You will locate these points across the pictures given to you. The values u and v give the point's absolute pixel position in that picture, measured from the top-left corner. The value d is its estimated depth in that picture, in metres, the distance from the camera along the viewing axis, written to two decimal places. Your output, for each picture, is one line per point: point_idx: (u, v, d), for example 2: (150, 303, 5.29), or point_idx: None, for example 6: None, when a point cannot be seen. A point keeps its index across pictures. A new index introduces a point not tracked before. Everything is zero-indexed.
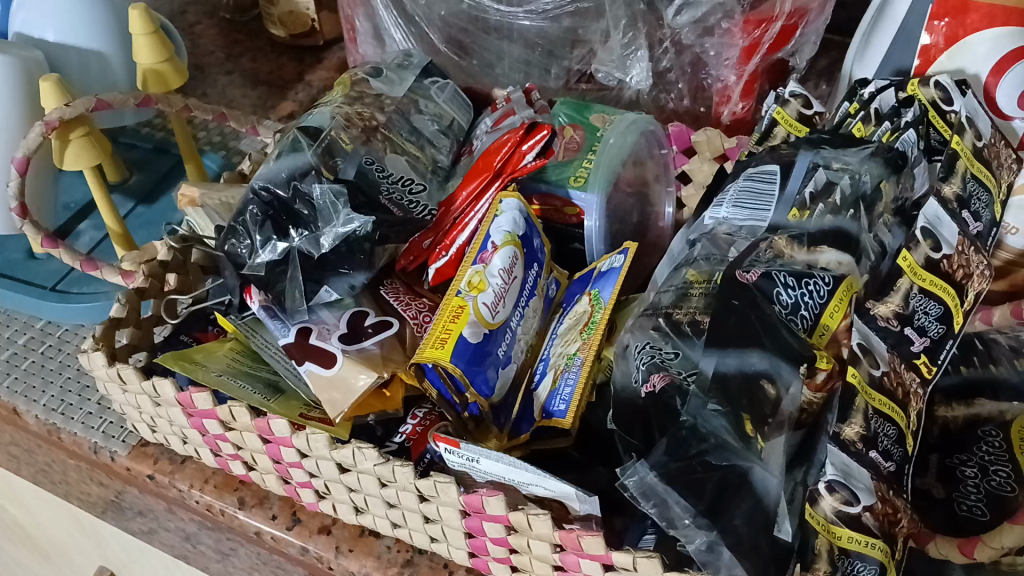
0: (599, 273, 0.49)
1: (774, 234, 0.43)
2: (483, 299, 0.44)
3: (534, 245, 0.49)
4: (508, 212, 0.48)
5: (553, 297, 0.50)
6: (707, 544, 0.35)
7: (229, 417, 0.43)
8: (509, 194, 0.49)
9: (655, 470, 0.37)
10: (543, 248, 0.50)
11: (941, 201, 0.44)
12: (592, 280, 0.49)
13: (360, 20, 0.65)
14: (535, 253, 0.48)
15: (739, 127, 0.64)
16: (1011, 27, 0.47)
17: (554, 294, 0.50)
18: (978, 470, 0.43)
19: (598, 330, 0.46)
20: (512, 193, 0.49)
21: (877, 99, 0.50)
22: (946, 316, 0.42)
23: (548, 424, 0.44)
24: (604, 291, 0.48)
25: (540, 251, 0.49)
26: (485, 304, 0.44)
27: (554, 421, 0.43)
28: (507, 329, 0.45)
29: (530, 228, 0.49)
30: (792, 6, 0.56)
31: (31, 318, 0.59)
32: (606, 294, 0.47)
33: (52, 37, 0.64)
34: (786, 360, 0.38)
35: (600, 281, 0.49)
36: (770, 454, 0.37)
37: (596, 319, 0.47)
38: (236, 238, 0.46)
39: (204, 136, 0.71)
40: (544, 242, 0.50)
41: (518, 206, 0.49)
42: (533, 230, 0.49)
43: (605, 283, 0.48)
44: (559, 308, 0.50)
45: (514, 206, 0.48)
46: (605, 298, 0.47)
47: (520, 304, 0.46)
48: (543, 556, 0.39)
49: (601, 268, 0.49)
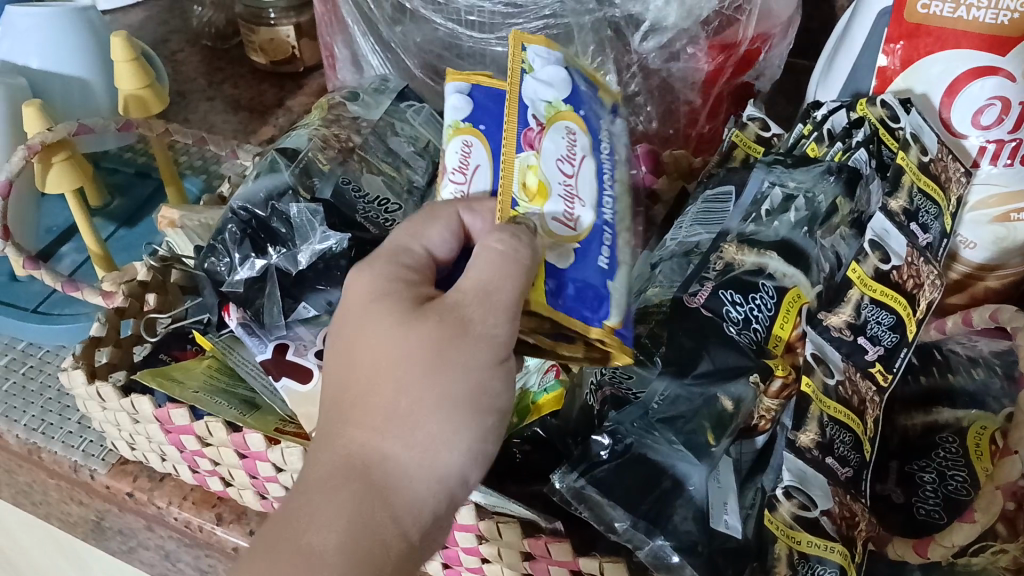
0: (569, 132, 0.44)
1: (725, 241, 0.45)
2: (451, 118, 0.44)
3: (537, 106, 0.43)
4: (528, 59, 0.44)
5: (608, 176, 0.45)
6: (655, 552, 0.38)
7: (205, 432, 0.44)
8: (533, 39, 0.45)
9: (588, 478, 0.39)
10: (550, 102, 0.44)
11: (888, 214, 0.45)
12: (580, 137, 0.44)
13: (340, 47, 0.67)
14: (535, 108, 0.43)
15: (705, 146, 0.65)
16: (963, 50, 0.48)
17: (609, 171, 0.46)
18: (936, 476, 0.44)
19: (514, 181, 0.41)
20: (541, 41, 0.45)
21: (829, 121, 0.52)
22: (899, 325, 0.43)
23: (608, 331, 0.40)
24: (518, 124, 0.42)
25: (579, 118, 0.45)
26: (453, 112, 0.45)
27: (599, 329, 0.40)
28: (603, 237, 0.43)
29: (582, 92, 0.46)
30: (755, 31, 0.59)
31: (13, 338, 0.60)
32: (523, 147, 0.41)
33: (36, 64, 0.65)
34: (732, 375, 0.41)
35: (529, 121, 0.42)
36: (721, 471, 0.41)
37: (531, 182, 0.41)
38: (215, 256, 0.49)
39: (186, 160, 0.72)
40: (516, 53, 0.44)
41: (561, 58, 0.45)
42: (519, 89, 0.43)
43: (521, 103, 0.43)
44: (575, 229, 0.42)
45: (538, 54, 0.44)
46: (521, 154, 0.41)
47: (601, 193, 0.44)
48: (513, 564, 0.41)
49: (538, 120, 0.43)
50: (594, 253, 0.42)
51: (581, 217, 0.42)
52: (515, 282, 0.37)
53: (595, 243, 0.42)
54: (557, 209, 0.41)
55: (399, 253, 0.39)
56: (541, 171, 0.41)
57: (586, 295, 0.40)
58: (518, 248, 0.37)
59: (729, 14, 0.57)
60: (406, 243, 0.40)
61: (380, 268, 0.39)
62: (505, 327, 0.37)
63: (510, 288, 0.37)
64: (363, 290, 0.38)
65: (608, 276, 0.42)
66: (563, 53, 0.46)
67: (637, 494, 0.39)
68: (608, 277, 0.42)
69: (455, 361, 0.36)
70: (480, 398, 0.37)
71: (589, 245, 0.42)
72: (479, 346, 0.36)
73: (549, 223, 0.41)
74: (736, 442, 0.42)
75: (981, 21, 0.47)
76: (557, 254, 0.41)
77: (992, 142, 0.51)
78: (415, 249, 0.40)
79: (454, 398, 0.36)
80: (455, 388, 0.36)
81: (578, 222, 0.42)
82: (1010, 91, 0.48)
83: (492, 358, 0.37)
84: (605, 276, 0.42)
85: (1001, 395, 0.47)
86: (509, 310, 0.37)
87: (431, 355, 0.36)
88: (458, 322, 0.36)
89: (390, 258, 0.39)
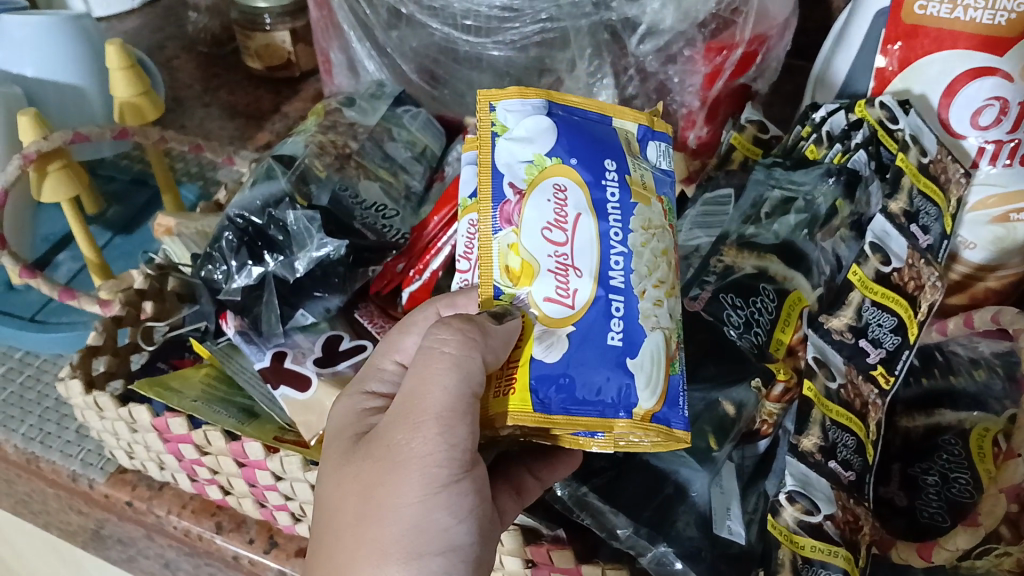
0: (559, 189, 0.37)
1: (724, 244, 0.46)
2: (463, 194, 0.43)
3: (514, 170, 0.37)
4: (498, 118, 0.39)
5: (619, 227, 0.37)
6: (658, 558, 0.37)
7: (204, 441, 0.44)
8: (503, 96, 0.39)
9: (587, 485, 0.39)
10: (532, 161, 0.37)
11: (888, 216, 0.45)
12: (574, 192, 0.37)
13: (335, 52, 0.67)
14: (513, 173, 0.37)
15: (704, 151, 0.65)
16: (960, 50, 0.48)
17: (622, 220, 0.37)
18: (939, 478, 0.45)
19: (496, 267, 0.36)
20: (515, 93, 0.39)
21: (828, 122, 0.51)
22: (900, 327, 0.43)
23: (642, 419, 0.34)
24: (494, 202, 0.37)
25: (574, 169, 0.37)
26: (466, 187, 0.43)
27: (627, 419, 0.34)
28: (613, 309, 0.35)
29: (578, 128, 0.39)
30: (752, 34, 0.58)
31: (10, 348, 0.59)
32: (500, 225, 0.37)
33: (31, 72, 0.65)
34: (737, 379, 0.40)
35: (506, 192, 0.37)
36: (723, 477, 0.41)
37: (515, 263, 0.36)
38: (213, 263, 0.49)
39: (182, 167, 0.72)
40: (484, 117, 0.39)
41: (542, 105, 0.39)
42: (492, 158, 0.38)
43: (495, 173, 0.38)
44: (574, 305, 0.35)
45: (511, 109, 0.39)
46: (499, 233, 0.37)
47: (607, 248, 0.36)
48: (516, 572, 0.41)
49: (517, 188, 0.37)
50: (600, 331, 0.35)
51: (580, 291, 0.35)
52: (448, 387, 0.33)
53: (600, 321, 0.35)
54: (549, 288, 0.35)
55: (371, 378, 0.39)
56: (522, 249, 0.36)
57: (603, 386, 0.34)
58: (464, 344, 0.33)
59: (725, 16, 0.57)
60: (379, 364, 0.39)
61: (352, 402, 0.38)
62: (439, 444, 0.33)
63: (441, 394, 0.33)
64: (333, 425, 0.38)
65: (626, 354, 0.35)
66: (547, 98, 0.39)
67: (638, 502, 0.38)
68: (626, 356, 0.35)
69: (386, 492, 0.33)
70: (423, 533, 0.33)
71: (591, 327, 0.35)
72: (408, 470, 0.33)
73: (541, 305, 0.35)
74: (739, 446, 0.42)
75: (978, 22, 0.47)
76: (545, 344, 0.35)
77: (990, 143, 0.50)
78: (386, 368, 0.39)
79: (391, 535, 0.33)
80: (391, 521, 0.33)
81: (577, 297, 0.35)
82: (1007, 92, 0.48)
83: (428, 483, 0.32)
84: (620, 355, 0.35)
85: (1003, 397, 0.47)
86: (440, 421, 0.33)
87: (364, 487, 0.34)
88: (387, 447, 0.34)
89: (363, 387, 0.38)
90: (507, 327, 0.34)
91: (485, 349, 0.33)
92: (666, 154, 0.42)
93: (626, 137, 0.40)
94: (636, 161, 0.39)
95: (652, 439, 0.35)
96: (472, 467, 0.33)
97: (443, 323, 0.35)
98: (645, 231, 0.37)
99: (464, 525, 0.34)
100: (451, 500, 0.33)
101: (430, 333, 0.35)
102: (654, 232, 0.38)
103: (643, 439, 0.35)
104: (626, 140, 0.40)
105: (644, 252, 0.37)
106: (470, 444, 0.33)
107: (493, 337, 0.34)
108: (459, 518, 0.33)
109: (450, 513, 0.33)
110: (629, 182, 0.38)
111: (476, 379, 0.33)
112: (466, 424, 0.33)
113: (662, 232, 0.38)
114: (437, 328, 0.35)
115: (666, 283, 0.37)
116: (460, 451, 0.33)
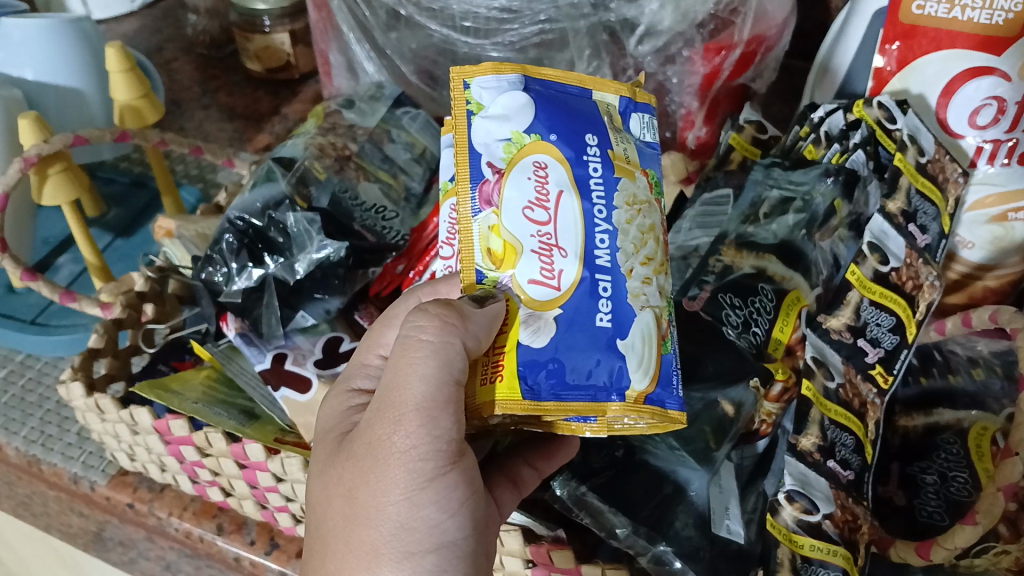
0: (539, 167, 0.37)
1: (724, 242, 0.47)
2: (444, 179, 0.43)
3: (492, 149, 0.37)
4: (473, 96, 0.38)
5: (603, 204, 0.37)
6: (657, 557, 0.37)
7: (205, 443, 0.44)
8: (477, 72, 0.39)
9: (586, 484, 0.39)
10: (510, 139, 0.37)
11: (886, 215, 0.44)
12: (555, 169, 0.37)
13: (334, 53, 0.67)
14: (490, 152, 0.37)
15: (702, 151, 0.65)
16: (958, 50, 0.48)
17: (606, 198, 0.37)
18: (938, 477, 0.45)
19: (477, 250, 0.36)
20: (489, 69, 0.38)
21: (826, 123, 0.51)
22: (899, 327, 0.43)
23: (635, 401, 0.35)
24: (472, 182, 0.37)
25: (553, 146, 0.37)
26: (445, 171, 0.43)
27: (621, 402, 0.35)
28: (601, 292, 0.36)
29: (556, 102, 0.39)
30: (750, 34, 0.58)
31: (10, 350, 0.60)
32: (479, 207, 0.36)
33: (31, 76, 0.65)
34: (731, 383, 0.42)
35: (485, 172, 0.37)
36: (723, 476, 0.41)
37: (496, 246, 0.36)
38: (213, 266, 0.49)
39: (182, 169, 0.72)
40: (459, 95, 0.39)
41: (518, 80, 0.38)
42: (467, 139, 0.37)
43: (472, 153, 0.37)
44: (560, 287, 0.35)
45: (485, 86, 0.38)
46: (478, 215, 0.36)
47: (594, 227, 0.36)
48: (517, 572, 0.42)
49: (495, 168, 0.37)
50: (588, 312, 0.35)
51: (565, 272, 0.35)
52: (426, 376, 0.32)
53: (587, 301, 0.35)
54: (533, 269, 0.35)
55: (358, 373, 0.38)
56: (504, 230, 0.36)
57: (593, 369, 0.35)
58: (443, 332, 0.33)
59: (724, 17, 0.57)
60: (365, 359, 0.39)
61: (338, 399, 0.38)
62: (421, 437, 0.32)
63: (420, 384, 0.32)
64: (319, 424, 0.38)
65: (616, 336, 0.35)
66: (523, 72, 0.39)
67: (637, 502, 0.39)
68: (617, 338, 0.35)
69: (371, 491, 0.33)
70: (413, 530, 0.33)
71: (578, 308, 0.35)
72: (391, 467, 0.32)
73: (526, 288, 0.35)
74: (738, 447, 0.43)
75: (975, 22, 0.46)
76: (532, 329, 0.35)
77: (988, 142, 0.50)
78: (372, 363, 0.39)
79: (380, 536, 0.33)
80: (379, 522, 0.33)
81: (562, 278, 0.35)
82: (1005, 91, 0.48)
83: (414, 479, 0.32)
84: (611, 337, 0.35)
85: (1001, 396, 0.47)
86: (420, 413, 0.32)
87: (349, 489, 0.34)
88: (368, 444, 0.33)
89: (350, 383, 0.38)
90: (488, 310, 0.34)
91: (465, 335, 0.33)
92: (650, 126, 0.42)
93: (608, 110, 0.40)
94: (618, 135, 0.39)
95: (649, 420, 0.35)
96: (458, 459, 0.33)
97: (421, 310, 0.34)
98: (629, 208, 0.37)
99: (455, 519, 0.33)
100: (439, 494, 0.33)
101: (408, 320, 0.34)
102: (639, 208, 0.38)
103: (638, 422, 0.35)
104: (606, 113, 0.40)
105: (630, 229, 0.37)
106: (454, 434, 0.33)
107: (472, 322, 0.33)
108: (449, 512, 0.33)
109: (439, 507, 0.33)
110: (611, 158, 0.38)
111: (457, 366, 0.33)
112: (448, 415, 0.33)
113: (647, 207, 0.39)
114: (415, 314, 0.34)
115: (654, 260, 0.38)
116: (443, 443, 0.33)
